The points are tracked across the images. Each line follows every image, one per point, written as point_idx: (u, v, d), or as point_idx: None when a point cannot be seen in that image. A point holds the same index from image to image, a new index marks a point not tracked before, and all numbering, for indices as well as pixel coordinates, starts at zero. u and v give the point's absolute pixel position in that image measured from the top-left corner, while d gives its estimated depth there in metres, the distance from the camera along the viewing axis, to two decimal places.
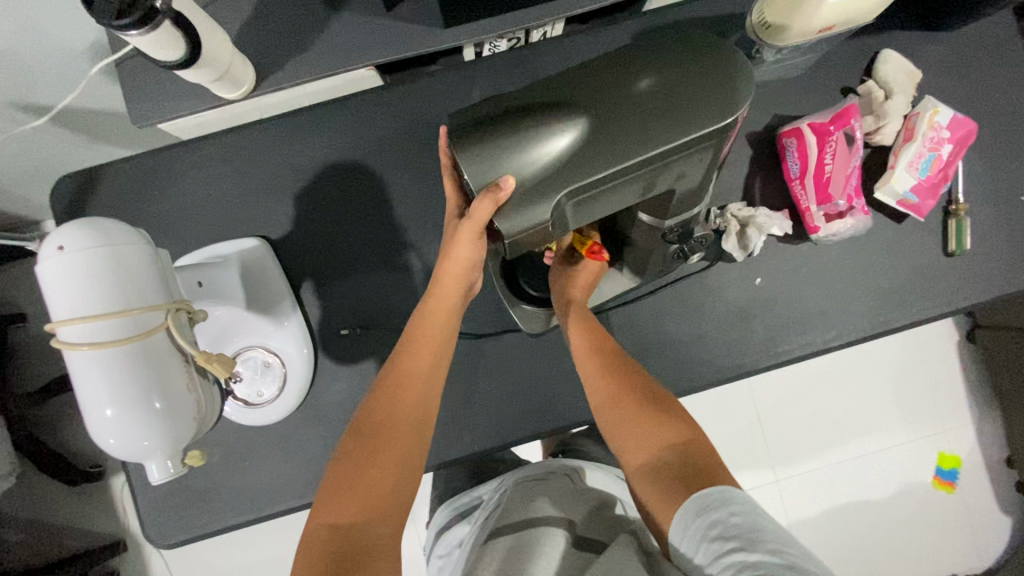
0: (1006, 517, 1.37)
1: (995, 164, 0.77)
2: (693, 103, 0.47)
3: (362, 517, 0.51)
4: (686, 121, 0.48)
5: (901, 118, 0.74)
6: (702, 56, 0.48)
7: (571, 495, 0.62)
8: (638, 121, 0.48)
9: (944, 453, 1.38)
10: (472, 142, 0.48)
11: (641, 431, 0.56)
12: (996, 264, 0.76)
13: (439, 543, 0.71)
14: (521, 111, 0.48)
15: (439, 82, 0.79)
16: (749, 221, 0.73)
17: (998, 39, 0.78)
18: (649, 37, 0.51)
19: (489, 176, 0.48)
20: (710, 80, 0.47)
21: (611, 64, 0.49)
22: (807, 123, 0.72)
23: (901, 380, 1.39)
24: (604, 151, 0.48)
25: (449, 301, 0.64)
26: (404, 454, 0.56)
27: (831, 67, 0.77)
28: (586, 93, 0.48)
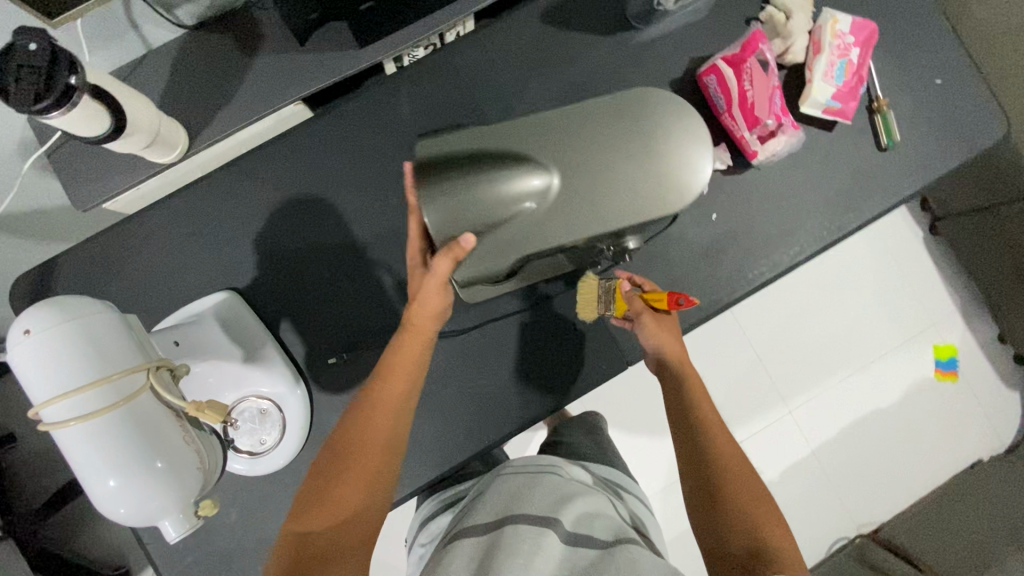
0: (1011, 392, 1.43)
1: (905, 55, 0.81)
2: (645, 193, 0.47)
3: (334, 538, 0.55)
4: (648, 200, 0.48)
5: (806, 35, 0.78)
6: (668, 144, 0.47)
7: (560, 496, 0.63)
8: (596, 191, 0.48)
9: (939, 345, 1.42)
10: (438, 189, 0.49)
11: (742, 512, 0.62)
12: (927, 148, 0.80)
13: (423, 531, 0.77)
14: (492, 161, 0.48)
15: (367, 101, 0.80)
16: None
17: None
18: (629, 96, 0.49)
19: (439, 224, 0.49)
20: (677, 172, 0.47)
21: (583, 126, 0.49)
22: (721, 58, 0.75)
23: (881, 286, 1.43)
24: (563, 216, 0.49)
25: (424, 337, 0.65)
26: (372, 477, 0.59)
27: (732, 1, 0.81)
28: (556, 151, 0.48)
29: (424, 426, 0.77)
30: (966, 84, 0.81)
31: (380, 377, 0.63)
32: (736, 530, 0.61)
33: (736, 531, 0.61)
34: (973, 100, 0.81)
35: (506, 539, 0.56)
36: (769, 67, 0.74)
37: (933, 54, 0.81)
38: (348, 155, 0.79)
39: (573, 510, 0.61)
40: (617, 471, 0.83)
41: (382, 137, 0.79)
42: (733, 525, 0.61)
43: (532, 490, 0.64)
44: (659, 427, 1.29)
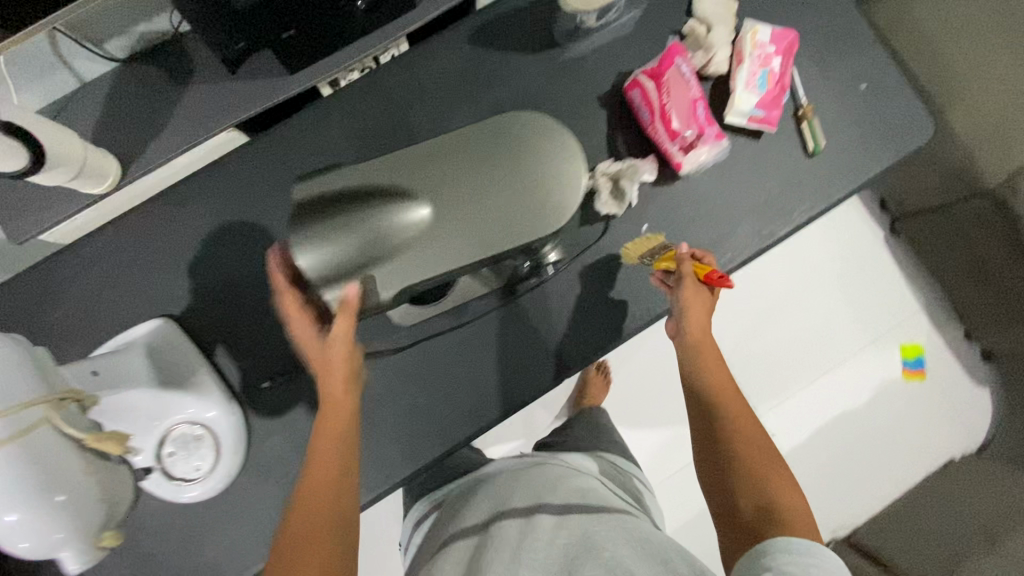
0: (982, 387, 1.43)
1: (829, 62, 0.82)
2: (521, 217, 0.50)
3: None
4: (523, 221, 0.50)
5: (727, 46, 0.79)
6: (538, 167, 0.50)
7: (549, 484, 0.70)
8: (473, 219, 0.50)
9: (906, 345, 1.43)
10: (314, 231, 0.48)
11: (751, 473, 0.66)
12: (854, 152, 0.81)
13: (415, 533, 0.83)
14: (366, 199, 0.49)
15: (300, 126, 0.80)
16: (618, 174, 0.78)
17: None
18: (493, 123, 0.52)
19: (320, 266, 0.48)
20: (547, 195, 0.50)
21: (453, 156, 0.51)
22: (642, 73, 0.77)
23: (845, 288, 1.43)
24: (444, 245, 0.50)
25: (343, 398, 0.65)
26: (333, 538, 0.61)
27: (656, 16, 0.82)
28: (431, 184, 0.50)
29: (366, 446, 0.77)
30: (891, 88, 0.82)
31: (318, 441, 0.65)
32: (744, 491, 0.65)
33: (744, 492, 0.65)
34: (899, 103, 0.82)
35: (499, 531, 0.65)
36: (687, 81, 0.76)
37: (858, 60, 0.82)
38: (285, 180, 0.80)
39: (562, 496, 0.68)
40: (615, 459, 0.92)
41: (316, 160, 0.80)
42: (739, 486, 0.65)
43: (527, 480, 0.72)
44: (626, 436, 1.29)
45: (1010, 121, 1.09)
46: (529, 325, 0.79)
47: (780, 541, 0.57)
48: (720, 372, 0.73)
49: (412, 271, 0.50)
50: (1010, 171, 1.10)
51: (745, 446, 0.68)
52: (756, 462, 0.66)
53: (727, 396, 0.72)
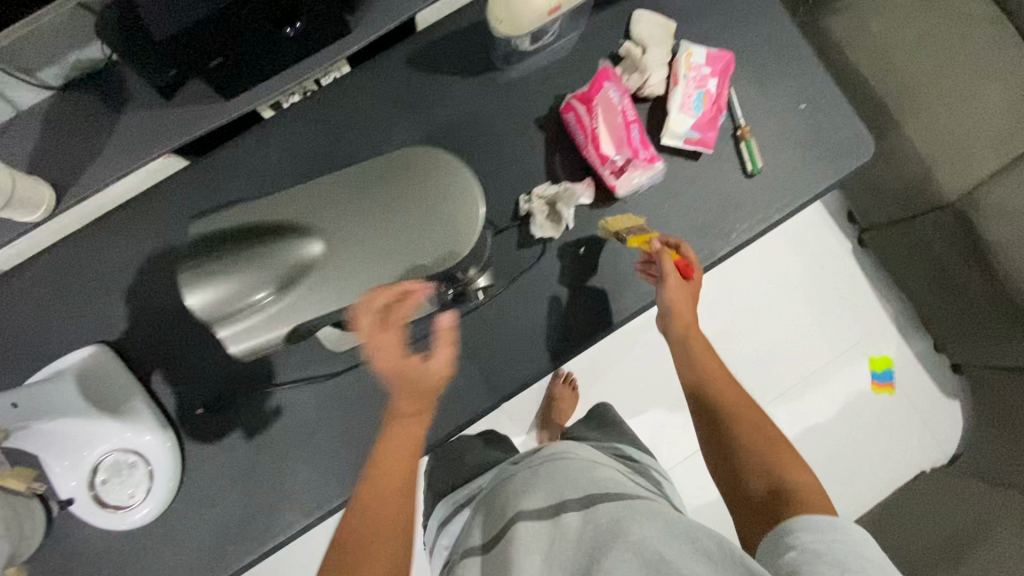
0: (952, 401, 1.42)
1: (768, 82, 0.82)
2: (420, 253, 0.49)
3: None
4: (423, 257, 0.49)
5: (663, 67, 0.79)
6: (440, 200, 0.49)
7: (561, 479, 0.65)
8: (372, 255, 0.49)
9: (874, 357, 1.42)
10: (204, 270, 0.46)
11: (766, 462, 0.64)
12: (795, 172, 0.81)
13: (442, 534, 0.79)
14: (260, 236, 0.47)
15: (238, 150, 0.80)
16: (555, 198, 0.78)
17: None
18: (392, 155, 0.51)
19: (211, 305, 0.46)
20: (447, 229, 0.49)
21: (354, 190, 0.49)
22: (574, 96, 0.76)
23: (812, 301, 1.44)
24: (342, 282, 0.48)
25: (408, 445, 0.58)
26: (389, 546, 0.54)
27: (594, 38, 0.82)
28: (330, 219, 0.49)
29: (300, 474, 0.76)
30: (830, 109, 0.82)
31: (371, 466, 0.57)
32: (753, 475, 0.64)
33: (754, 474, 0.64)
34: (840, 121, 0.82)
35: (518, 528, 0.59)
36: (621, 103, 0.75)
37: (798, 79, 0.82)
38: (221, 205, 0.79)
39: (580, 488, 0.63)
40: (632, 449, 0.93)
41: (253, 184, 0.79)
42: (748, 471, 0.64)
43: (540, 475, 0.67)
44: None
45: (963, 134, 1.14)
46: (467, 348, 0.77)
47: (801, 521, 0.57)
48: (719, 372, 0.73)
49: (308, 308, 0.48)
50: (972, 182, 1.13)
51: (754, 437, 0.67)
52: (767, 450, 0.65)
53: (724, 386, 0.72)
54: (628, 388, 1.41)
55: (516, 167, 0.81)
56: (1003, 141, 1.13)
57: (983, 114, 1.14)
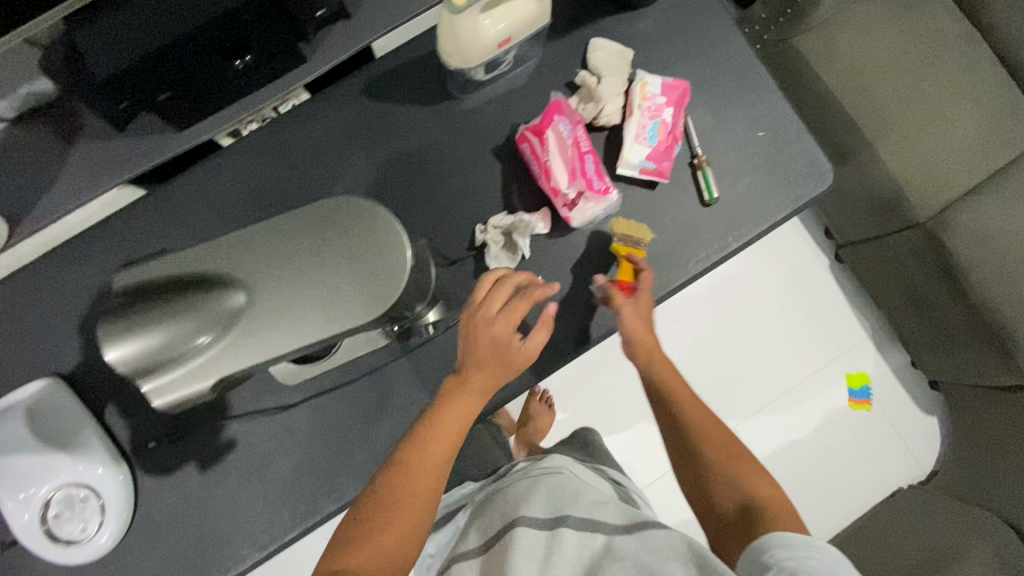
0: (930, 417, 1.42)
1: (726, 110, 0.82)
2: (345, 306, 0.48)
3: (384, 558, 0.57)
4: (348, 308, 0.48)
5: (618, 96, 0.78)
6: (366, 252, 0.48)
7: (560, 493, 0.74)
8: (296, 307, 0.48)
9: (852, 373, 1.42)
10: (127, 323, 0.46)
11: (729, 471, 0.65)
12: (753, 200, 0.81)
13: (432, 543, 0.91)
14: (187, 290, 0.47)
15: (194, 180, 0.80)
16: (510, 228, 0.77)
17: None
18: (320, 203, 0.50)
19: (134, 360, 0.46)
20: (373, 281, 0.48)
21: (280, 240, 0.49)
22: (527, 128, 0.76)
23: (788, 317, 1.44)
24: (265, 335, 0.48)
25: (463, 413, 0.64)
26: (408, 528, 0.59)
27: (550, 67, 0.82)
28: (255, 270, 0.48)
29: (252, 508, 0.75)
30: (789, 137, 0.81)
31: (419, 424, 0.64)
32: (721, 491, 0.64)
33: (722, 492, 0.64)
34: (800, 148, 0.81)
35: (519, 536, 0.68)
36: (572, 135, 0.75)
37: (755, 107, 0.82)
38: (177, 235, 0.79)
39: (580, 505, 0.72)
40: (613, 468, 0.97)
41: (208, 215, 0.79)
42: (715, 489, 0.64)
43: (545, 487, 0.76)
44: None
45: (936, 154, 1.14)
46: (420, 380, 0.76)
47: (776, 539, 0.56)
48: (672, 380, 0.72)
49: (231, 362, 0.48)
50: (942, 203, 1.13)
51: (717, 445, 0.67)
52: (731, 462, 0.66)
53: (685, 401, 0.71)
54: (604, 406, 1.41)
55: (472, 196, 0.80)
56: (972, 162, 1.14)
57: (954, 133, 1.14)
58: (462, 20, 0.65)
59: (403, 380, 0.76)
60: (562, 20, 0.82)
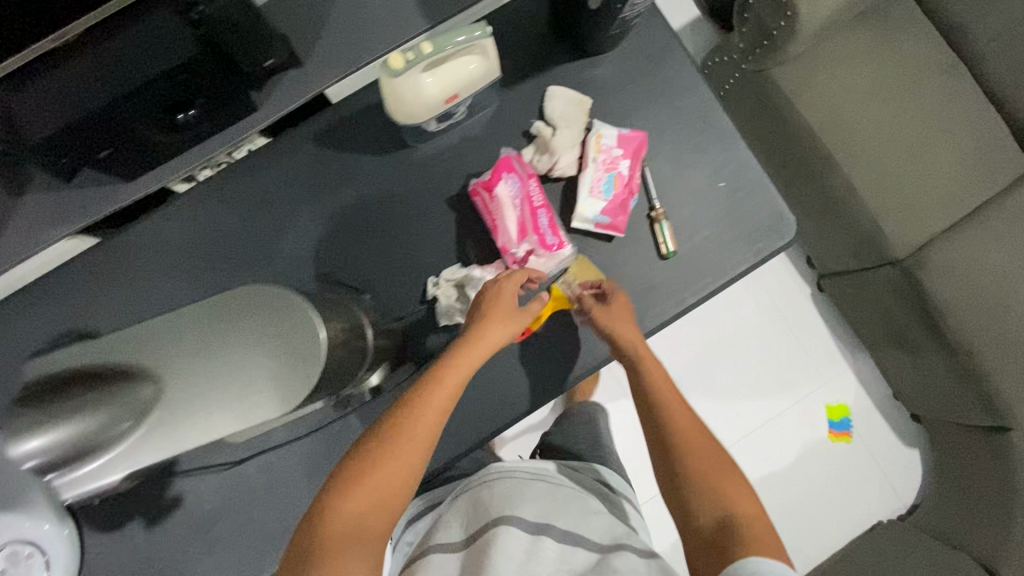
0: (911, 448, 1.39)
1: (685, 160, 0.80)
2: (253, 398, 0.46)
3: (374, 508, 0.53)
4: (260, 400, 0.46)
5: (573, 148, 0.77)
6: (276, 341, 0.46)
7: (547, 503, 0.71)
8: (204, 400, 0.46)
9: (831, 405, 1.40)
10: (33, 412, 0.47)
11: (719, 475, 0.58)
12: (712, 253, 0.79)
13: (407, 529, 0.80)
14: (98, 380, 0.47)
15: (143, 230, 0.79)
16: (463, 280, 0.76)
17: (659, 45, 0.81)
18: (236, 290, 0.49)
19: (43, 455, 0.46)
20: (284, 371, 0.46)
21: (191, 330, 0.47)
22: (476, 183, 0.75)
23: (768, 347, 1.42)
24: (172, 429, 0.46)
25: (474, 365, 0.63)
26: (398, 474, 0.55)
27: (506, 117, 0.80)
28: (166, 362, 0.47)
29: (200, 565, 0.75)
30: (749, 189, 0.80)
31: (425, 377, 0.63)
32: (700, 502, 0.57)
33: (701, 502, 0.57)
34: (760, 199, 0.80)
35: (495, 539, 0.64)
36: (521, 192, 0.74)
37: (715, 156, 0.80)
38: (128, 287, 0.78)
39: (563, 518, 0.68)
40: (616, 472, 0.90)
41: (157, 266, 0.78)
42: (695, 499, 0.57)
43: (532, 494, 0.72)
44: None
45: (913, 193, 1.12)
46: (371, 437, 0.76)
47: (748, 568, 0.48)
48: (661, 379, 0.67)
49: (136, 456, 0.46)
50: (920, 242, 1.11)
51: (706, 448, 0.61)
52: (721, 466, 0.59)
53: (669, 401, 0.65)
54: None
55: (424, 248, 0.79)
56: (950, 200, 1.12)
57: (933, 170, 1.12)
58: (402, 83, 0.64)
59: (353, 438, 0.76)
60: (518, 67, 0.80)
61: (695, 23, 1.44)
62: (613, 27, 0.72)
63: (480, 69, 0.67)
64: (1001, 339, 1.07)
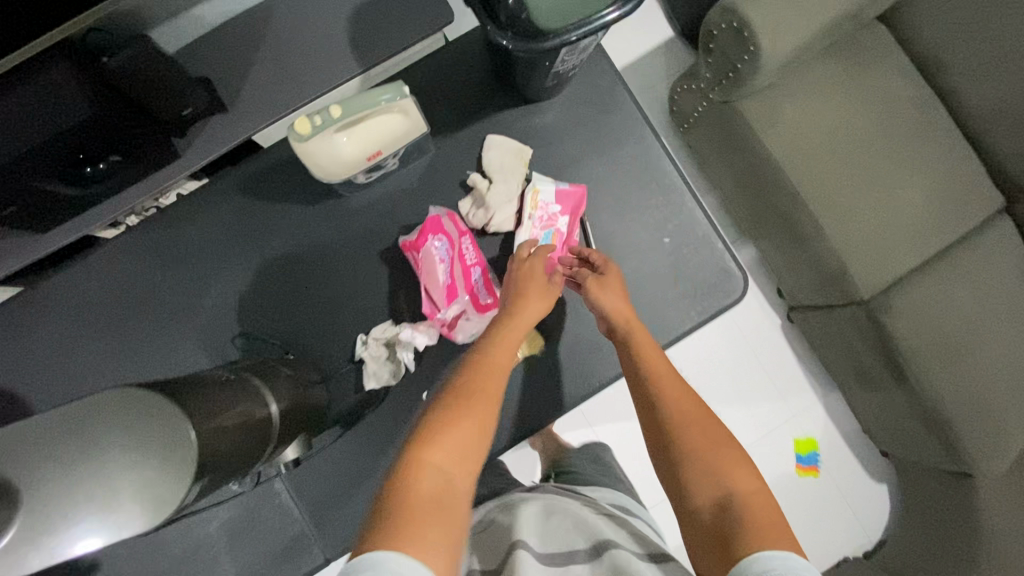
0: (880, 482, 1.37)
1: (625, 215, 0.78)
2: (116, 515, 0.43)
3: (456, 465, 0.51)
4: (123, 516, 0.43)
5: (508, 204, 0.75)
6: (145, 455, 0.44)
7: (567, 520, 0.65)
8: (57, 518, 0.42)
9: (800, 439, 1.37)
10: None
11: (727, 459, 0.57)
12: (650, 312, 0.77)
13: None
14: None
15: (62, 282, 0.76)
16: (394, 339, 0.73)
17: (600, 94, 0.78)
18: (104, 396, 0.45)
19: None
20: (155, 486, 0.43)
21: (50, 440, 0.44)
22: (402, 242, 0.71)
23: (738, 379, 1.37)
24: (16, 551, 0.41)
25: (524, 330, 0.65)
26: (473, 429, 0.54)
27: (441, 166, 0.77)
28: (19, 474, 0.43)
29: None
30: (694, 245, 0.78)
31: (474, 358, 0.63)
32: (699, 488, 0.57)
33: (698, 486, 0.57)
34: (702, 255, 0.78)
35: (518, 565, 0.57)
36: (449, 253, 0.71)
37: (655, 212, 0.78)
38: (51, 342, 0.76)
39: (588, 532, 0.62)
40: (627, 495, 0.84)
41: (76, 321, 0.75)
42: (691, 483, 0.57)
43: (551, 512, 0.67)
44: None
45: (881, 231, 1.07)
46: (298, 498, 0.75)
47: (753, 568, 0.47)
48: (655, 362, 0.67)
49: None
50: (886, 282, 1.07)
51: (708, 433, 0.60)
52: (722, 449, 0.59)
53: (664, 385, 0.64)
54: None
55: (353, 304, 0.76)
56: (919, 238, 1.08)
57: (902, 208, 1.08)
58: (316, 143, 0.60)
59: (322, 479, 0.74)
60: (454, 115, 0.77)
61: (668, 43, 1.39)
62: (549, 79, 0.70)
63: (397, 117, 0.63)
64: (964, 385, 1.05)
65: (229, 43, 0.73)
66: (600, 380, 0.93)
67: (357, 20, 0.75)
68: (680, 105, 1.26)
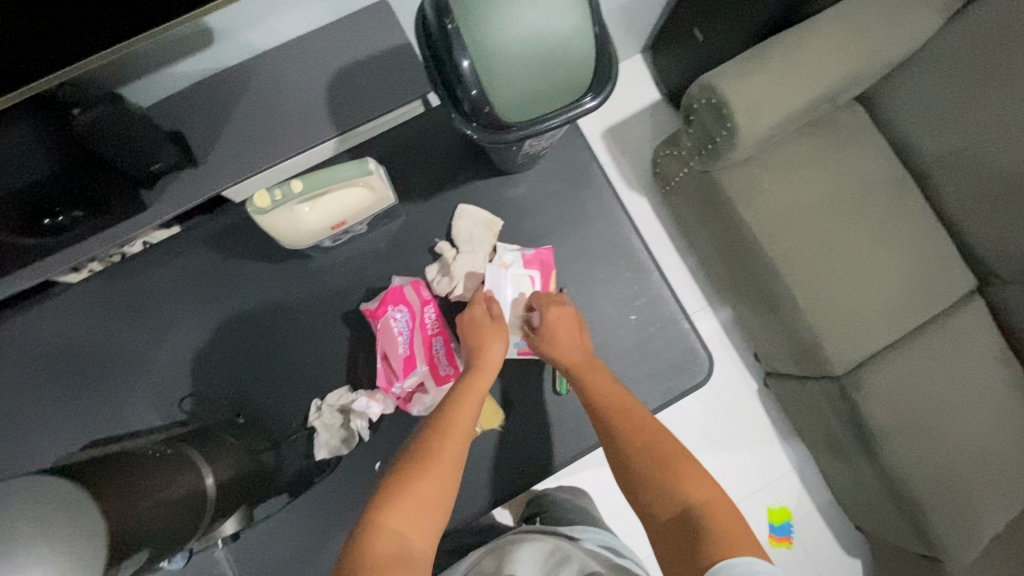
0: (853, 558, 1.34)
1: (573, 287, 0.89)
2: None
3: (415, 528, 0.55)
4: None
5: (468, 275, 0.85)
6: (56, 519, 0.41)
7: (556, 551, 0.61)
8: None
9: (774, 508, 1.34)
10: None
11: (681, 474, 0.57)
12: None
13: None
14: None
15: (46, 318, 0.80)
16: (348, 406, 0.80)
17: (555, 182, 0.91)
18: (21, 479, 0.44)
19: None
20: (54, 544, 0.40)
21: None
22: (367, 309, 0.80)
23: (713, 442, 1.35)
24: None
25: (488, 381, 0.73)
26: (436, 488, 0.58)
27: (412, 232, 0.87)
28: None
29: None
30: (659, 323, 0.89)
31: (446, 404, 0.68)
32: (659, 504, 0.56)
33: (660, 504, 0.56)
34: (637, 328, 0.89)
35: None
36: (407, 325, 0.78)
37: (598, 285, 0.89)
38: (23, 391, 0.79)
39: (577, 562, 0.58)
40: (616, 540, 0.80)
41: (54, 357, 0.80)
42: (652, 503, 0.57)
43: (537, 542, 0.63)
44: None
45: (854, 309, 1.08)
46: (255, 535, 0.79)
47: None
48: (604, 395, 0.70)
49: None
50: (858, 358, 1.07)
51: (661, 448, 0.61)
52: (672, 465, 0.58)
53: (616, 417, 0.67)
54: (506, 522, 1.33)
55: (322, 355, 0.83)
56: (892, 317, 1.08)
57: (876, 287, 1.09)
58: (276, 216, 0.66)
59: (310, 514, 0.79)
60: (426, 186, 0.88)
61: (653, 107, 1.41)
62: (520, 157, 0.81)
63: (351, 186, 0.68)
64: (936, 468, 1.04)
65: (204, 102, 0.74)
66: (559, 447, 0.92)
67: (336, 86, 0.76)
68: (662, 169, 1.28)
